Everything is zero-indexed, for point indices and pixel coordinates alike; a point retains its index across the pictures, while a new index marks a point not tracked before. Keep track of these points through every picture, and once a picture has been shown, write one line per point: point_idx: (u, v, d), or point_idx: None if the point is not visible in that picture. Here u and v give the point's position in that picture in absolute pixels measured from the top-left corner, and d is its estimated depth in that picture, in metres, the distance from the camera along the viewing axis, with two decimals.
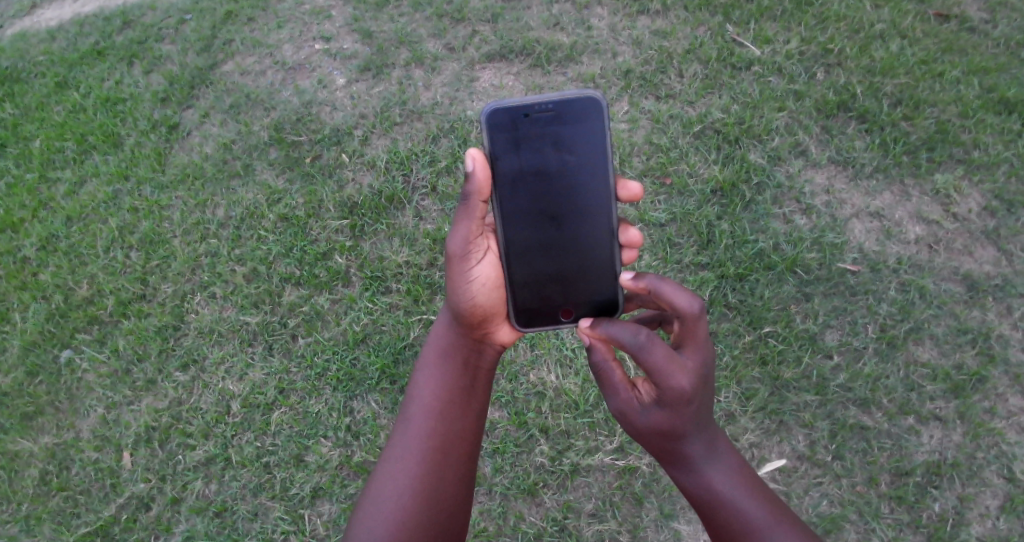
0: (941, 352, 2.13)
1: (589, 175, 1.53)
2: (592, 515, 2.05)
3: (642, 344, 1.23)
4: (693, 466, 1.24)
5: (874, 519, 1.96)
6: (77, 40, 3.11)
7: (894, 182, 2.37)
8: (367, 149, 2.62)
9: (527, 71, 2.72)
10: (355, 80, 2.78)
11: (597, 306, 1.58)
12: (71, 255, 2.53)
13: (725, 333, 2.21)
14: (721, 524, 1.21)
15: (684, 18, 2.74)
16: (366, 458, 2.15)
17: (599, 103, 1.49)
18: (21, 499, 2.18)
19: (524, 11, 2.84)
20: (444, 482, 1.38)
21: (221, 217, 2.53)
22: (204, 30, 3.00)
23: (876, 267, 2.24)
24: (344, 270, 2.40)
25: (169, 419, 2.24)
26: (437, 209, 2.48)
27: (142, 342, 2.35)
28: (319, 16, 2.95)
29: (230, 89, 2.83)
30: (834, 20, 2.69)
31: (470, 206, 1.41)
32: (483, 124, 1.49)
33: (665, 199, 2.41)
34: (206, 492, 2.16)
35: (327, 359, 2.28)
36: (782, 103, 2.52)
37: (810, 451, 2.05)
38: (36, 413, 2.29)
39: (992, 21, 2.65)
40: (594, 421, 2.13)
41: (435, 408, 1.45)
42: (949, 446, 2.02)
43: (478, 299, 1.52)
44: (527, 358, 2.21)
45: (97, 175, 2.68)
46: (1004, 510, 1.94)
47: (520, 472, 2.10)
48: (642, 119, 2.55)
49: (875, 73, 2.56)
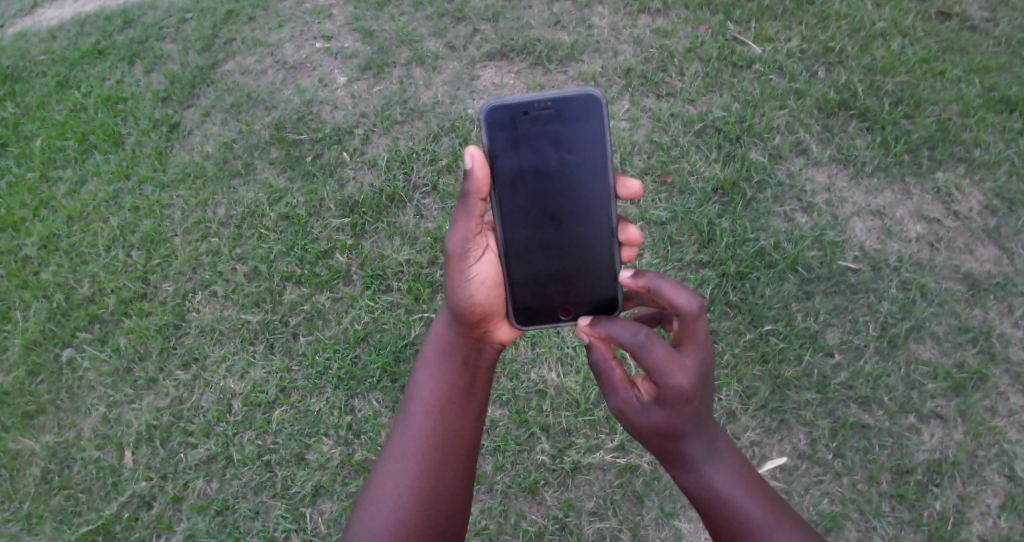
0: (942, 351, 2.13)
1: (589, 174, 1.53)
2: (592, 514, 2.04)
3: (642, 343, 1.23)
4: (693, 465, 1.24)
5: (875, 518, 1.96)
6: (78, 40, 3.11)
7: (895, 181, 2.37)
8: (368, 148, 2.62)
9: (528, 70, 2.72)
10: (356, 79, 2.78)
11: (596, 305, 1.58)
12: (72, 254, 2.53)
13: (725, 332, 2.20)
14: (721, 524, 1.21)
15: (685, 17, 2.74)
16: (367, 456, 2.15)
17: (598, 101, 1.49)
18: (22, 498, 2.18)
19: (525, 10, 2.84)
20: (444, 482, 1.38)
21: (222, 216, 2.53)
22: (205, 29, 3.00)
23: (877, 266, 2.24)
24: (345, 269, 2.40)
25: (170, 418, 2.24)
26: (438, 208, 2.48)
27: (143, 341, 2.35)
28: (321, 16, 2.95)
29: (231, 89, 2.83)
30: (835, 19, 2.69)
31: (469, 205, 1.41)
32: (482, 122, 1.49)
33: (666, 198, 2.41)
34: (207, 490, 2.16)
35: (328, 358, 2.28)
36: (783, 102, 2.52)
37: (811, 449, 2.05)
38: (37, 412, 2.30)
39: (993, 20, 2.65)
40: (594, 420, 2.13)
41: (435, 407, 1.45)
42: (950, 445, 2.02)
43: (478, 298, 1.52)
44: (528, 357, 2.21)
45: (98, 174, 2.69)
46: (1005, 509, 1.93)
47: (520, 470, 2.11)
48: (643, 118, 2.55)
49: (876, 71, 2.56)
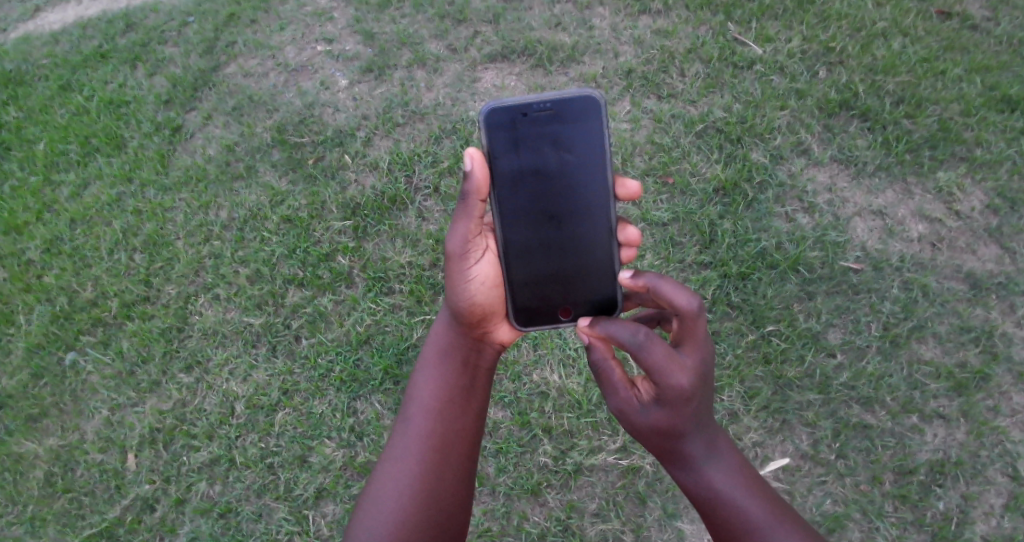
0: (944, 350, 2.13)
1: (588, 174, 1.54)
2: (595, 515, 2.05)
3: (641, 343, 1.23)
4: (693, 464, 1.24)
5: (878, 518, 1.96)
6: (79, 43, 3.12)
7: (896, 181, 2.37)
8: (369, 150, 2.63)
9: (528, 71, 2.72)
10: (357, 81, 2.78)
11: (596, 305, 1.58)
12: (75, 257, 2.54)
13: (727, 333, 2.20)
14: (722, 524, 1.21)
15: (685, 17, 2.74)
16: (370, 458, 2.16)
17: (598, 102, 1.50)
18: (26, 501, 2.19)
19: (525, 11, 2.85)
20: (445, 482, 1.38)
21: (224, 219, 2.54)
22: (206, 32, 3.01)
23: (879, 266, 2.24)
24: (346, 271, 2.40)
25: (173, 421, 2.24)
26: (439, 210, 2.49)
27: (145, 344, 2.35)
28: (321, 18, 2.96)
29: (233, 92, 2.84)
30: (835, 18, 2.69)
31: (469, 205, 1.42)
32: (482, 123, 1.49)
33: (667, 198, 2.41)
34: (211, 493, 2.17)
35: (331, 360, 2.29)
36: (784, 102, 2.52)
37: (813, 450, 2.05)
38: (40, 415, 2.30)
39: (994, 19, 2.65)
40: (596, 421, 2.13)
41: (435, 408, 1.45)
42: (953, 444, 2.02)
43: (477, 298, 1.53)
44: (530, 358, 2.22)
45: (100, 178, 2.69)
46: (1008, 509, 1.93)
47: (522, 472, 2.11)
48: (644, 119, 2.56)
49: (876, 71, 2.56)
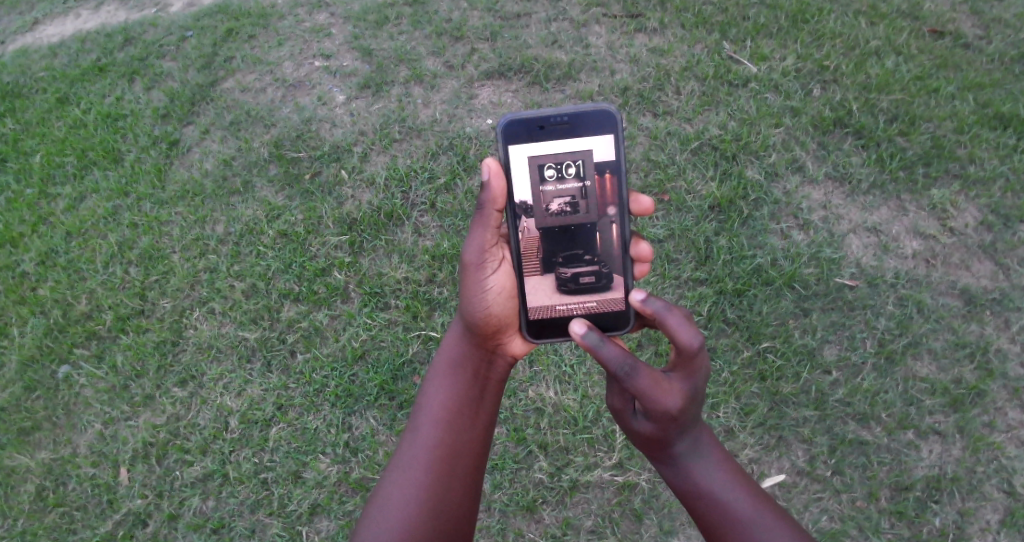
0: (940, 367, 2.13)
1: (602, 186, 1.54)
2: (591, 532, 2.02)
3: (628, 372, 1.26)
4: (681, 464, 1.29)
5: (875, 534, 1.94)
6: (78, 56, 3.15)
7: (890, 198, 2.39)
8: (367, 165, 2.63)
9: (525, 89, 2.74)
10: (355, 97, 2.80)
11: (607, 319, 1.57)
12: (70, 270, 2.53)
13: (723, 349, 2.21)
14: (703, 517, 1.25)
15: (680, 36, 2.79)
16: (365, 474, 2.13)
17: (612, 116, 1.51)
18: (16, 515, 2.15)
19: (522, 29, 2.89)
20: (451, 490, 1.38)
21: (221, 233, 2.54)
22: (204, 48, 3.03)
23: (874, 282, 2.24)
24: (342, 286, 2.40)
25: (167, 435, 2.22)
26: (436, 226, 2.50)
27: (140, 358, 2.34)
28: (319, 35, 3.00)
29: (231, 106, 2.85)
30: (829, 36, 2.73)
31: (486, 215, 1.47)
32: (499, 134, 1.49)
33: (663, 215, 2.43)
34: (204, 508, 2.14)
35: (326, 376, 2.28)
36: (779, 119, 2.54)
37: (809, 466, 2.04)
38: (32, 428, 2.28)
39: (985, 37, 2.70)
40: (592, 437, 2.13)
41: (444, 418, 1.45)
42: (949, 461, 2.01)
43: (492, 309, 1.52)
44: (526, 375, 2.23)
45: (97, 191, 2.69)
46: (1005, 525, 1.91)
47: (518, 488, 2.09)
48: (640, 136, 2.57)
49: (870, 89, 2.59)
